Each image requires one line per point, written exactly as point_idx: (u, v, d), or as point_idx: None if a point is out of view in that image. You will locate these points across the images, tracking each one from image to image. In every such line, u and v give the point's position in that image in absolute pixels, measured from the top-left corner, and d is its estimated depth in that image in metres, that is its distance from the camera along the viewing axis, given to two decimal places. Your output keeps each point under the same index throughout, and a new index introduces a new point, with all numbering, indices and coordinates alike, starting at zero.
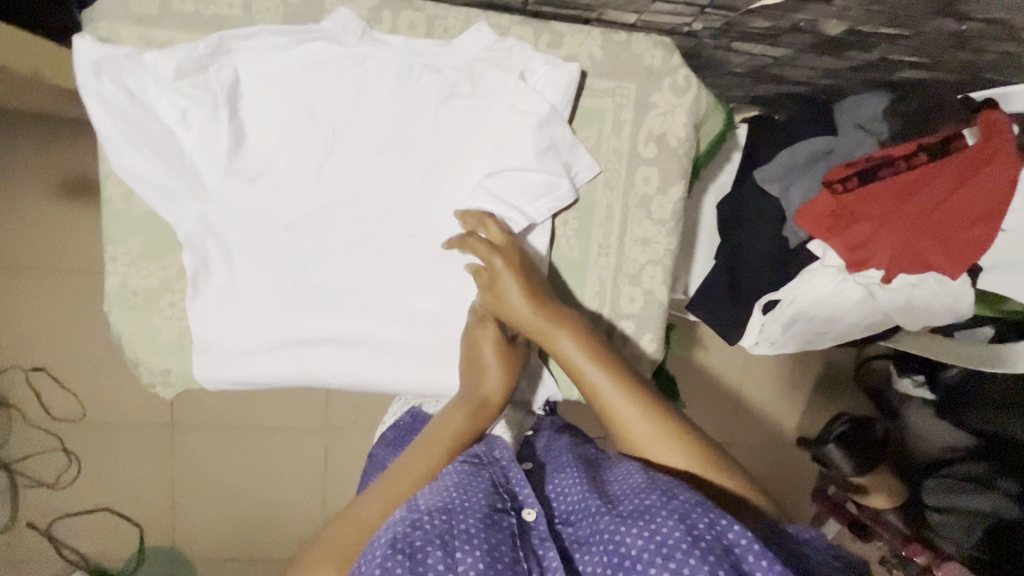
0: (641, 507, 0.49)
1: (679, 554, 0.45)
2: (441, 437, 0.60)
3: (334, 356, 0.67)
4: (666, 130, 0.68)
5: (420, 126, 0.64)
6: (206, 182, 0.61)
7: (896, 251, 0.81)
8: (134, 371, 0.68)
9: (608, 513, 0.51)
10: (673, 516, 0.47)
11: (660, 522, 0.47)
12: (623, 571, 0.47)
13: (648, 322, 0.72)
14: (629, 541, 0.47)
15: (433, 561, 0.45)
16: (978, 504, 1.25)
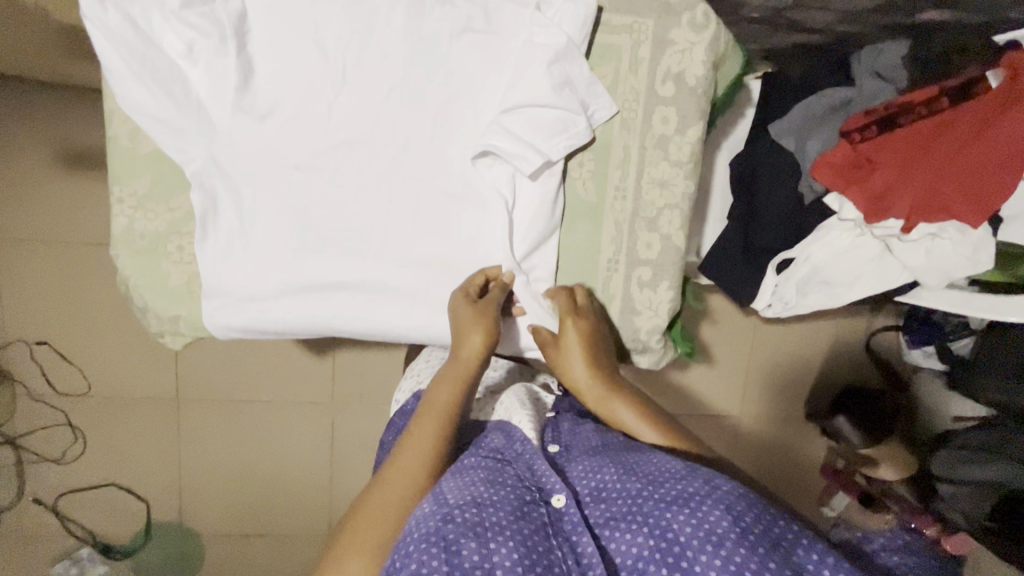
0: (682, 494, 0.53)
1: (729, 543, 0.48)
2: (432, 412, 0.63)
3: (345, 303, 0.66)
4: (684, 67, 0.66)
5: (435, 64, 0.63)
6: (213, 119, 0.60)
7: (917, 199, 0.80)
8: (142, 318, 0.66)
9: (651, 499, 0.54)
10: (717, 505, 0.51)
11: (707, 510, 0.50)
12: (672, 558, 0.49)
13: (665, 269, 0.70)
14: (677, 527, 0.50)
15: (468, 551, 0.49)
16: (986, 474, 1.18)
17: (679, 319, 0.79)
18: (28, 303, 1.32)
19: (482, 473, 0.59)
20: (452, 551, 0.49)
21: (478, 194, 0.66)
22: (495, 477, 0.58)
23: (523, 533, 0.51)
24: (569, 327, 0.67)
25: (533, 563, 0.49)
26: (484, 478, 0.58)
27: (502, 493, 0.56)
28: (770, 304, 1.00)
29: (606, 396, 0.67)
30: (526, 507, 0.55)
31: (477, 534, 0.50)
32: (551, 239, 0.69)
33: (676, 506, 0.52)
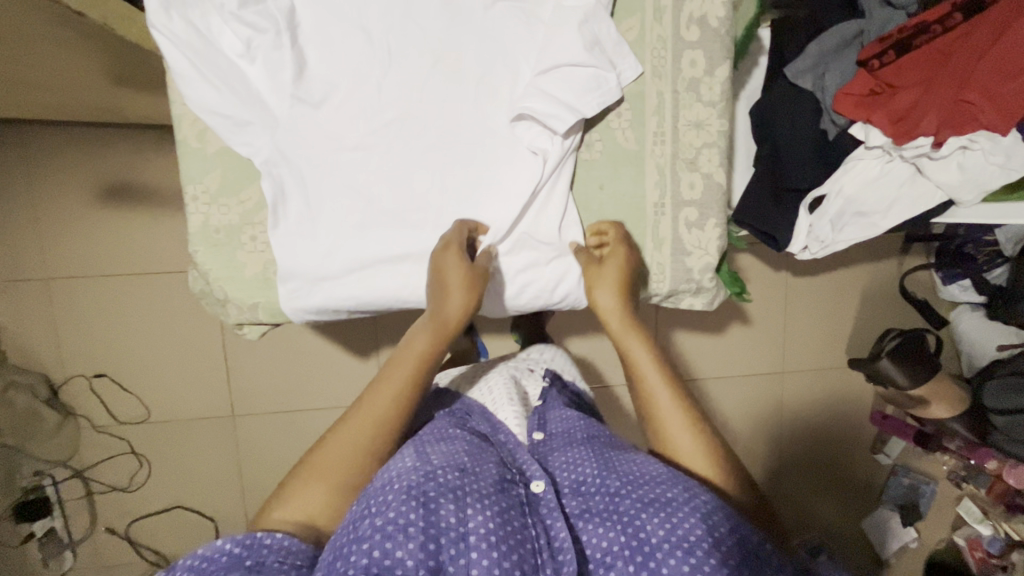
0: (660, 498, 0.56)
1: (699, 551, 0.51)
2: (409, 356, 0.66)
3: (411, 273, 0.69)
4: (706, 11, 0.69)
5: (475, 36, 0.66)
6: (275, 112, 0.64)
7: (944, 112, 0.82)
8: (224, 311, 0.70)
9: (625, 497, 0.57)
10: (693, 513, 0.54)
11: (681, 516, 0.54)
12: (638, 554, 0.53)
13: (711, 208, 0.73)
14: (650, 528, 0.54)
15: (446, 511, 0.54)
16: None
17: (726, 262, 0.82)
18: (90, 336, 1.38)
19: (467, 450, 0.64)
20: (429, 509, 0.54)
21: (520, 155, 0.69)
22: (480, 457, 0.63)
23: (500, 509, 0.56)
24: (618, 250, 0.70)
25: (506, 536, 0.54)
26: (471, 454, 0.64)
27: (486, 469, 0.61)
28: (806, 245, 1.00)
29: (625, 333, 0.68)
30: (506, 485, 0.60)
31: (456, 498, 0.56)
32: (599, 191, 0.72)
33: (651, 508, 0.55)
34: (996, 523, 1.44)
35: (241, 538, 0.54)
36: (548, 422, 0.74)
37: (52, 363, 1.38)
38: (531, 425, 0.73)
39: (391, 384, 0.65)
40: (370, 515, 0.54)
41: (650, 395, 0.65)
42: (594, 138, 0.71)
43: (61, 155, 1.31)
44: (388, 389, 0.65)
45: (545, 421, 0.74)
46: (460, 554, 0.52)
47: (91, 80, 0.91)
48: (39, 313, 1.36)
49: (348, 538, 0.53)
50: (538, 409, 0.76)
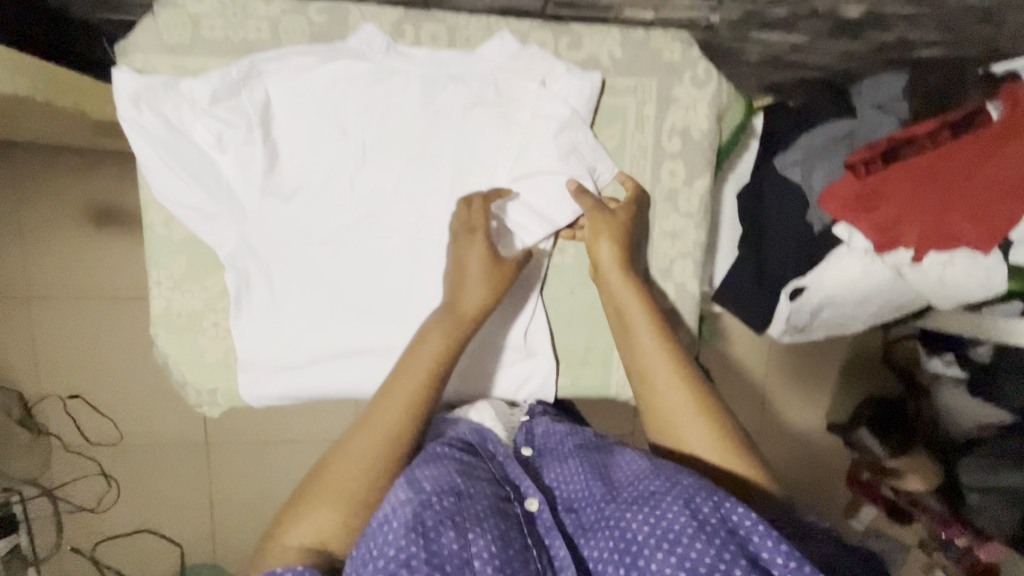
0: (644, 493, 0.55)
1: (685, 539, 0.50)
2: (419, 360, 0.62)
3: (373, 368, 0.68)
4: (688, 123, 0.69)
5: (453, 138, 0.66)
6: (243, 204, 0.63)
7: (926, 229, 0.80)
8: (182, 391, 0.70)
9: (613, 502, 0.56)
10: (676, 502, 0.52)
11: (667, 508, 0.52)
12: (631, 558, 0.51)
13: (682, 317, 0.73)
14: (635, 526, 0.53)
15: (447, 539, 0.50)
16: (1015, 481, 1.20)
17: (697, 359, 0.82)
18: (66, 357, 1.38)
19: (453, 463, 0.60)
20: (428, 539, 0.50)
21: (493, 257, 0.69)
22: (471, 472, 0.60)
23: (499, 530, 0.53)
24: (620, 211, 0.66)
25: (509, 559, 0.51)
26: (458, 465, 0.60)
27: (481, 489, 0.57)
28: (785, 329, 1.01)
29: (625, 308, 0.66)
30: (502, 505, 0.57)
31: (455, 524, 0.52)
32: (568, 293, 0.72)
33: (637, 506, 0.54)
34: None
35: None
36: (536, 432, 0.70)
37: (28, 382, 1.38)
38: (519, 439, 0.68)
39: (402, 394, 0.60)
40: (370, 559, 0.50)
41: (648, 369, 0.64)
42: (569, 244, 0.71)
43: (45, 177, 1.30)
44: (398, 399, 0.60)
45: (531, 432, 0.70)
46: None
47: (73, 129, 0.91)
48: (16, 331, 1.35)
49: None
50: (523, 420, 0.72)
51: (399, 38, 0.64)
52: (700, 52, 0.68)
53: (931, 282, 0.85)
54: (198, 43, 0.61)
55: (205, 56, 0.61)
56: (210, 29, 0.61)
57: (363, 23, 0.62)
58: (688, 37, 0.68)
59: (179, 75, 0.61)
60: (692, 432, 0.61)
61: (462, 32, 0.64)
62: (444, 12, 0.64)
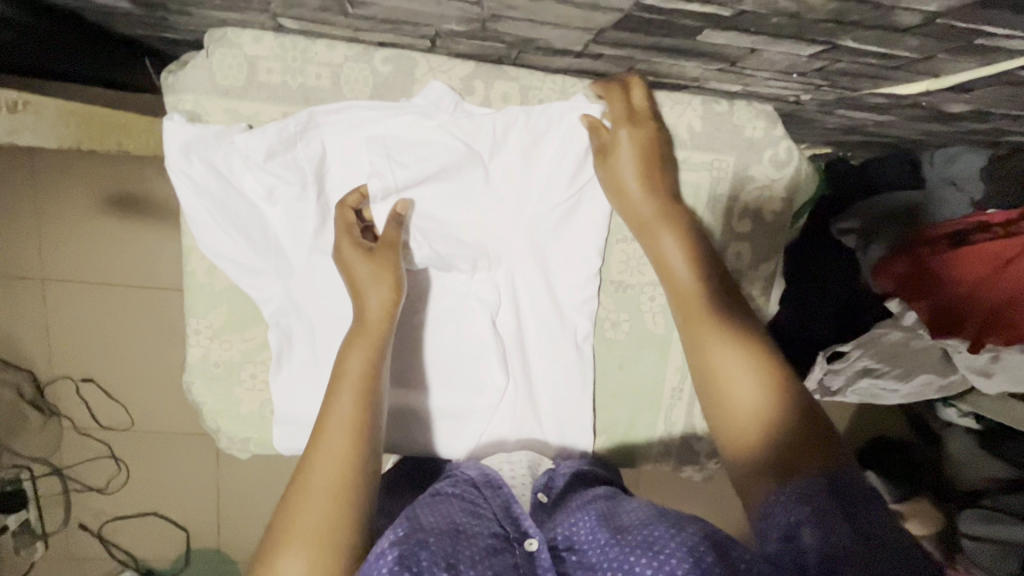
0: (648, 537, 0.50)
1: None
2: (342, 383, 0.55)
3: None
4: (763, 205, 0.68)
5: (508, 203, 0.66)
6: (290, 259, 0.62)
7: (988, 320, 0.78)
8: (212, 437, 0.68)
9: (616, 542, 0.51)
10: (680, 548, 0.47)
11: (669, 553, 0.47)
12: None
13: None
14: (636, 571, 0.47)
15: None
16: (1012, 534, 1.22)
17: None
18: (80, 341, 1.36)
19: (452, 512, 0.56)
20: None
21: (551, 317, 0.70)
22: (474, 513, 0.56)
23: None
24: (622, 136, 0.62)
25: None
26: (464, 510, 0.56)
27: (480, 530, 0.53)
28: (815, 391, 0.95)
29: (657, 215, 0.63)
30: (499, 546, 0.52)
31: (449, 567, 0.47)
32: (622, 360, 0.73)
33: (640, 549, 0.48)
34: None
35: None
36: (554, 484, 0.64)
37: (38, 363, 1.36)
38: (537, 482, 0.64)
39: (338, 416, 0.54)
40: None
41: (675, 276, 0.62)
42: (622, 317, 0.72)
43: (66, 155, 1.25)
44: (334, 430, 0.53)
45: (551, 482, 0.65)
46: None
47: None
48: (29, 311, 1.33)
49: None
50: (547, 469, 0.67)
51: (468, 94, 0.63)
52: (783, 130, 0.67)
53: (978, 368, 0.81)
54: (252, 86, 0.60)
55: (260, 101, 0.60)
56: (267, 73, 0.60)
57: (432, 80, 0.61)
58: (772, 112, 0.67)
59: (230, 118, 0.60)
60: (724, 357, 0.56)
61: (535, 93, 0.64)
62: (518, 70, 0.63)
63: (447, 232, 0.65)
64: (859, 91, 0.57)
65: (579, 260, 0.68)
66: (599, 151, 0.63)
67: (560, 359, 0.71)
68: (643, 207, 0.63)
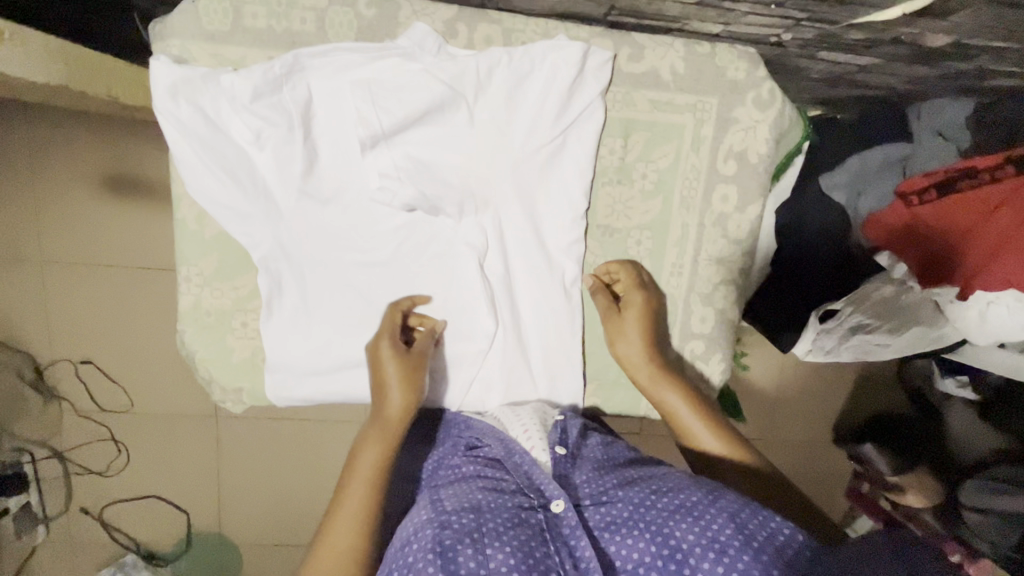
0: (686, 503, 0.59)
1: (730, 549, 0.54)
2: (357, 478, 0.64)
3: None
4: (746, 147, 0.70)
5: (492, 146, 0.67)
6: (278, 204, 0.64)
7: (977, 267, 0.76)
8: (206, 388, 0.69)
9: (654, 508, 0.59)
10: (721, 514, 0.57)
11: (710, 518, 0.56)
12: (674, 561, 0.55)
13: (718, 343, 0.76)
14: (681, 535, 0.56)
15: (465, 558, 0.54)
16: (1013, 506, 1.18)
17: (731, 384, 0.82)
18: (78, 323, 1.36)
19: (476, 483, 0.63)
20: (447, 559, 0.53)
21: (536, 262, 0.71)
22: (500, 488, 0.63)
23: (519, 543, 0.56)
24: (632, 297, 0.71)
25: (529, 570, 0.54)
26: (487, 485, 0.63)
27: (503, 502, 0.60)
28: (809, 350, 1.00)
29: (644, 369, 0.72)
30: (523, 514, 0.59)
31: (473, 541, 0.55)
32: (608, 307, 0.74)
33: (680, 516, 0.57)
34: None
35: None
36: (568, 437, 0.70)
37: (39, 345, 1.37)
38: (553, 438, 0.69)
39: (352, 507, 0.63)
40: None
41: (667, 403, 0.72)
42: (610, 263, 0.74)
43: (63, 134, 1.26)
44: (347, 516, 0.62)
45: (565, 434, 0.70)
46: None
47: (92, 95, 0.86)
48: (29, 293, 1.34)
49: None
50: (558, 421, 0.72)
51: (451, 38, 0.65)
52: (766, 72, 0.69)
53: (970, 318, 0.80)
54: (238, 31, 0.62)
55: (246, 46, 0.63)
56: (253, 18, 0.62)
57: (415, 22, 0.64)
58: (754, 55, 0.69)
59: (217, 63, 0.62)
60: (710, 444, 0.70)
61: (518, 34, 0.66)
62: (500, 13, 0.65)
63: (432, 179, 0.66)
64: (835, 24, 0.61)
65: (565, 205, 0.70)
66: (604, 300, 0.72)
67: (549, 302, 0.73)
68: (638, 362, 0.71)
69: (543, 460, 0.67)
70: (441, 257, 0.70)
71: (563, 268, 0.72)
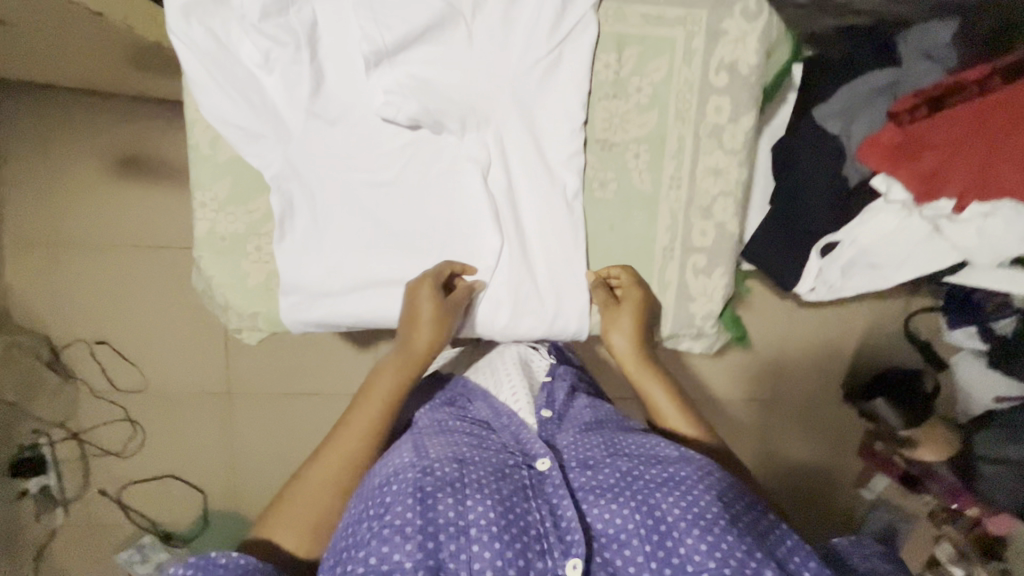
0: (675, 478, 0.62)
1: (716, 529, 0.57)
2: (376, 394, 0.72)
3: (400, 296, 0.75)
4: (736, 57, 0.75)
5: (487, 62, 0.72)
6: (288, 124, 0.70)
7: (969, 179, 0.80)
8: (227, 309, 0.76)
9: (641, 479, 0.64)
10: (708, 494, 0.60)
11: (697, 496, 0.60)
12: (655, 532, 0.59)
13: (719, 256, 0.79)
14: (666, 507, 0.60)
15: (446, 506, 0.59)
16: None
17: (731, 306, 0.85)
18: (92, 303, 1.39)
19: (467, 440, 0.70)
20: (427, 505, 0.59)
21: (532, 178, 0.76)
22: (484, 447, 0.69)
23: (501, 497, 0.61)
24: (630, 292, 0.77)
25: (508, 523, 0.59)
26: (473, 444, 0.69)
27: (486, 458, 0.66)
28: (814, 289, 1.01)
29: (635, 361, 0.76)
30: (508, 470, 0.65)
31: (455, 491, 0.60)
32: (609, 222, 0.78)
33: (668, 489, 0.61)
34: (971, 567, 1.41)
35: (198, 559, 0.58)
36: (555, 400, 0.80)
37: (55, 326, 1.40)
38: (539, 403, 0.79)
39: (362, 419, 0.70)
40: (370, 519, 0.59)
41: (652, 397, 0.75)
42: (609, 176, 0.78)
43: (74, 115, 1.30)
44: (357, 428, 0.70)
45: (552, 398, 0.81)
46: (461, 548, 0.57)
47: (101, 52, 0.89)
48: (45, 275, 1.37)
49: (349, 539, 0.59)
50: (544, 386, 0.84)
51: None
52: None
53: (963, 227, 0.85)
54: None
55: None
56: None
57: None
58: None
59: None
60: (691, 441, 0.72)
61: None
62: None
63: (432, 94, 0.71)
64: None
65: (563, 118, 0.75)
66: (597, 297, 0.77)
67: (545, 220, 0.77)
68: (626, 356, 0.76)
69: (530, 424, 0.76)
70: (440, 175, 0.74)
71: (555, 184, 0.76)
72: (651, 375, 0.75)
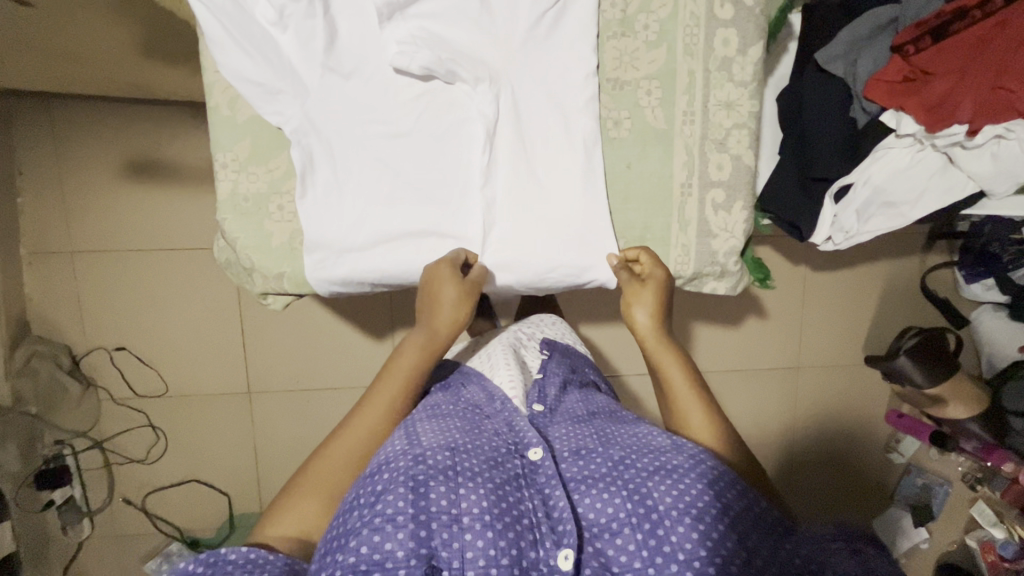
0: (668, 466, 0.63)
1: (706, 517, 0.58)
2: (397, 372, 0.76)
3: (418, 246, 0.83)
4: None
5: (488, 10, 0.78)
6: (305, 79, 0.78)
7: (979, 101, 0.84)
8: (256, 270, 0.85)
9: (635, 468, 0.64)
10: (699, 482, 0.60)
11: (689, 484, 0.60)
12: (648, 521, 0.59)
13: (737, 189, 0.84)
14: (658, 496, 0.60)
15: (437, 494, 0.58)
16: None
17: (750, 249, 0.93)
18: (108, 309, 1.40)
19: (458, 428, 0.69)
20: (419, 494, 0.58)
21: (535, 121, 0.82)
22: (476, 434, 0.69)
23: (494, 486, 0.61)
24: (646, 270, 0.83)
25: (499, 514, 0.58)
26: (462, 432, 0.68)
27: (477, 446, 0.66)
28: (830, 237, 0.98)
29: (655, 336, 0.81)
30: (501, 459, 0.65)
31: (446, 479, 0.60)
32: (626, 158, 0.84)
33: (660, 478, 0.61)
34: (1011, 528, 1.34)
35: (205, 556, 0.57)
36: (547, 394, 0.80)
37: (74, 334, 1.41)
38: (531, 397, 0.79)
39: (383, 397, 0.74)
40: (359, 508, 0.58)
41: (665, 371, 0.79)
42: (623, 115, 0.83)
43: (84, 121, 1.32)
44: (376, 407, 0.73)
45: (544, 392, 0.81)
46: (453, 537, 0.56)
47: None
48: (64, 284, 1.38)
49: (338, 530, 0.58)
50: (537, 380, 0.83)
51: None
52: None
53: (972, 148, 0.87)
54: None
55: None
56: None
57: None
58: None
59: None
60: (698, 421, 0.73)
61: None
62: None
63: (440, 41, 0.78)
64: None
65: (568, 56, 0.81)
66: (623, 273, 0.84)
67: (550, 164, 0.83)
68: (646, 330, 0.82)
69: (522, 412, 0.76)
70: (452, 127, 0.82)
71: (557, 127, 0.83)
72: (665, 350, 0.80)
